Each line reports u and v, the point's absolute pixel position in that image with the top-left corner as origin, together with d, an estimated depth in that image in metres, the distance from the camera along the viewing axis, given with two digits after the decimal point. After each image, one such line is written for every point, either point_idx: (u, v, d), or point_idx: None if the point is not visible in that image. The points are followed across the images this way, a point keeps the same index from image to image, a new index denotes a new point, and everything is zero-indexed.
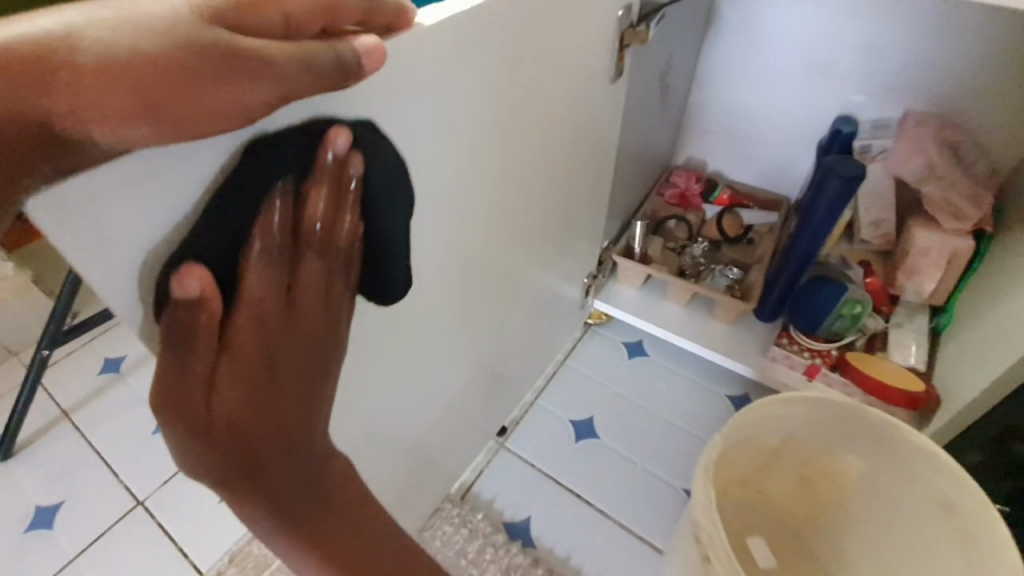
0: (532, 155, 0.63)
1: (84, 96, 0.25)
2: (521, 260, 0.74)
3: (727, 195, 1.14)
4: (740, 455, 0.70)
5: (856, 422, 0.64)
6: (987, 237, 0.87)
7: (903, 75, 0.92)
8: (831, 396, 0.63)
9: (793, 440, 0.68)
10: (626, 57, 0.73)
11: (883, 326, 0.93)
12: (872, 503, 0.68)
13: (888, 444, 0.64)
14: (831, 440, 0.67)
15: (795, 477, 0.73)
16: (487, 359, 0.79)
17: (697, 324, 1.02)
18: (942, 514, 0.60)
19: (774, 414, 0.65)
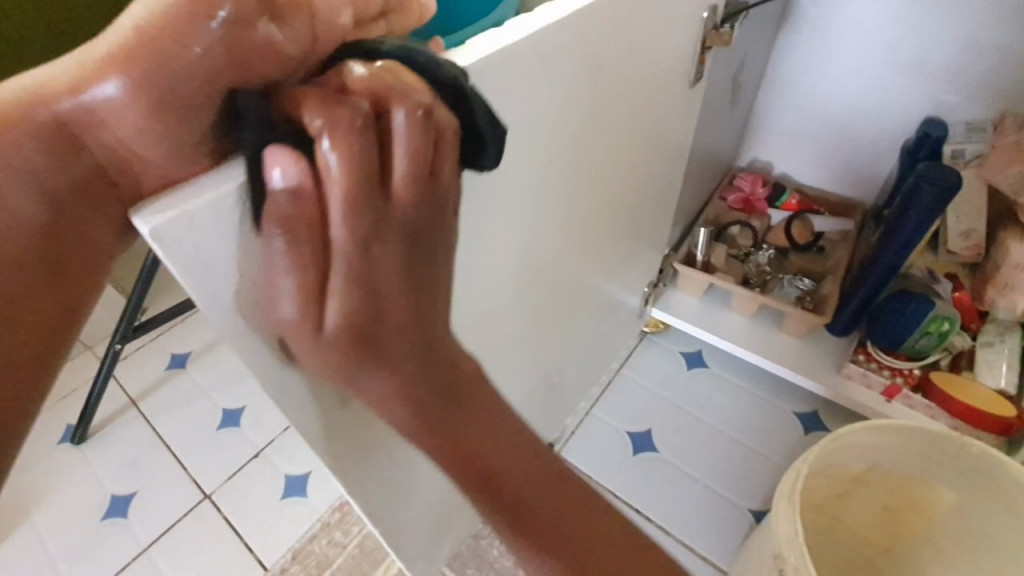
0: (611, 168, 0.61)
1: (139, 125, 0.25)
2: (590, 274, 0.72)
3: (796, 200, 1.09)
4: (822, 484, 0.66)
5: (951, 454, 0.60)
6: None
7: (1003, 72, 0.85)
8: (925, 426, 0.60)
9: (879, 468, 0.65)
10: (705, 60, 0.69)
11: (970, 344, 0.87)
12: (964, 538, 0.64)
13: (987, 479, 0.60)
14: (920, 470, 0.64)
15: (878, 506, 0.69)
16: (552, 371, 0.78)
17: (762, 336, 0.98)
18: None
19: (860, 443, 0.62)
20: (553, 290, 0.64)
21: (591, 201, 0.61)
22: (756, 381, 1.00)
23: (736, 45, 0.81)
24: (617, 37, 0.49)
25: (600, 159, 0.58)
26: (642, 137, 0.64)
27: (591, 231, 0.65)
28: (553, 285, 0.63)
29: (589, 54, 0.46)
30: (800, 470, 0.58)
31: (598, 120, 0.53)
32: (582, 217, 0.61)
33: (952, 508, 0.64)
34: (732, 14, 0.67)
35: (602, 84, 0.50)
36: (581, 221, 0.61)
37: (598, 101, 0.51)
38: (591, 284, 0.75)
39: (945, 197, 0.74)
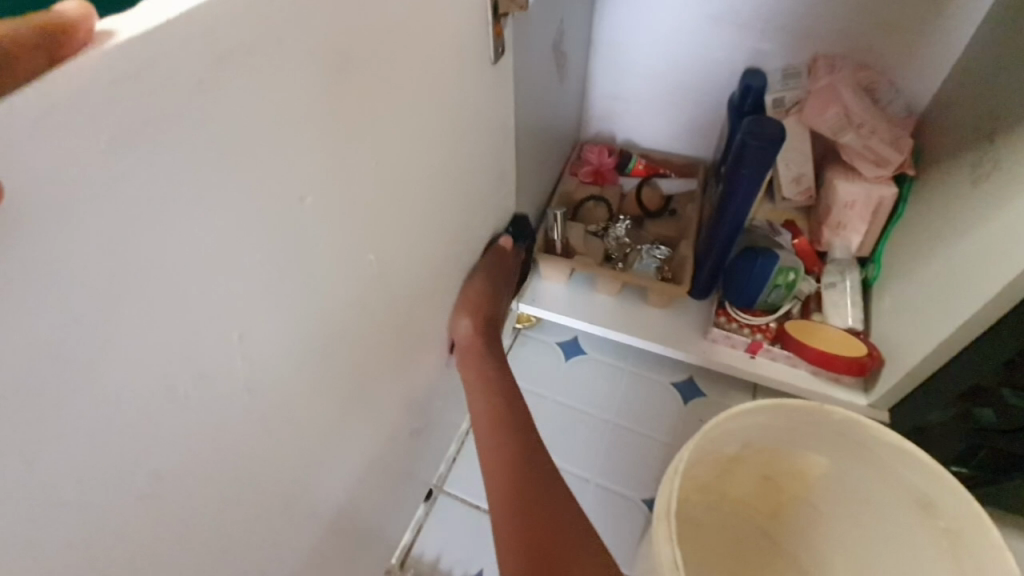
0: (407, 179, 0.50)
1: None
2: (422, 305, 0.61)
3: (643, 165, 1.09)
4: (697, 473, 0.63)
5: (816, 422, 0.57)
6: (909, 179, 0.84)
7: (807, 15, 0.85)
8: (788, 400, 0.56)
9: (752, 446, 0.61)
10: (506, 32, 0.59)
11: (815, 287, 0.89)
12: (844, 501, 0.62)
13: (854, 441, 0.57)
14: (790, 441, 0.60)
15: (759, 478, 0.66)
16: (413, 415, 0.67)
17: (631, 313, 0.95)
18: (927, 514, 0.54)
19: (731, 428, 0.57)
20: (372, 338, 0.53)
21: (392, 224, 0.50)
22: (633, 359, 0.98)
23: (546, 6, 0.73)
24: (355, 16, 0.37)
25: (386, 173, 0.46)
26: (441, 134, 0.53)
27: (408, 256, 0.54)
28: (372, 332, 0.52)
29: (315, 37, 0.34)
30: (676, 475, 0.53)
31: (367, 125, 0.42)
32: (386, 246, 0.50)
33: (827, 471, 0.61)
34: None
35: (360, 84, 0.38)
36: (386, 250, 0.50)
37: (354, 104, 0.39)
38: (432, 308, 0.64)
39: (771, 151, 0.74)
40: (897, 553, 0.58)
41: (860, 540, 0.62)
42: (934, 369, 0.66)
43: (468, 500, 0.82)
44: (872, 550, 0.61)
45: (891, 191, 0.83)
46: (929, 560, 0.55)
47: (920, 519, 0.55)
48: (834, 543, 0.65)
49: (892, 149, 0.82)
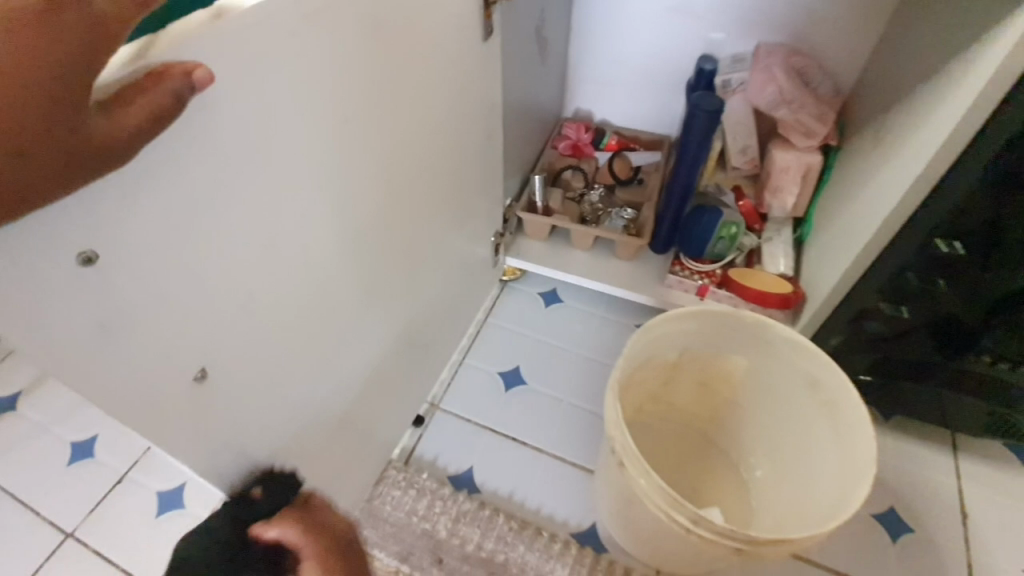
0: (417, 127, 0.64)
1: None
2: (426, 235, 0.76)
3: (615, 141, 1.25)
4: (644, 375, 0.78)
5: (734, 327, 0.72)
6: (834, 150, 1.00)
7: (753, 10, 1.00)
8: (712, 307, 0.71)
9: (688, 352, 0.77)
10: (495, 16, 0.74)
11: (756, 241, 1.04)
12: (761, 396, 0.77)
13: (764, 342, 0.72)
14: (717, 347, 0.76)
15: (696, 384, 0.81)
16: (416, 327, 0.82)
17: (601, 265, 1.11)
18: (816, 395, 0.69)
19: (668, 331, 0.72)
20: (386, 252, 0.67)
21: (404, 160, 0.64)
22: (602, 305, 1.14)
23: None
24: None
25: (402, 118, 0.60)
26: (443, 94, 0.67)
27: (416, 191, 0.69)
28: (386, 247, 0.66)
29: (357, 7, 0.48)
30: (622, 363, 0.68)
31: (391, 78, 0.56)
32: (399, 178, 0.64)
33: (745, 371, 0.77)
34: None
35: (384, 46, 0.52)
36: (399, 180, 0.64)
37: (382, 60, 0.53)
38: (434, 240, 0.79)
39: (714, 119, 0.89)
40: (796, 431, 0.74)
41: (772, 427, 0.77)
42: (837, 299, 0.81)
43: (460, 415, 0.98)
44: (781, 434, 0.76)
45: (818, 159, 0.98)
46: (819, 433, 0.70)
47: (810, 398, 0.70)
48: (754, 435, 0.81)
49: (818, 123, 0.97)
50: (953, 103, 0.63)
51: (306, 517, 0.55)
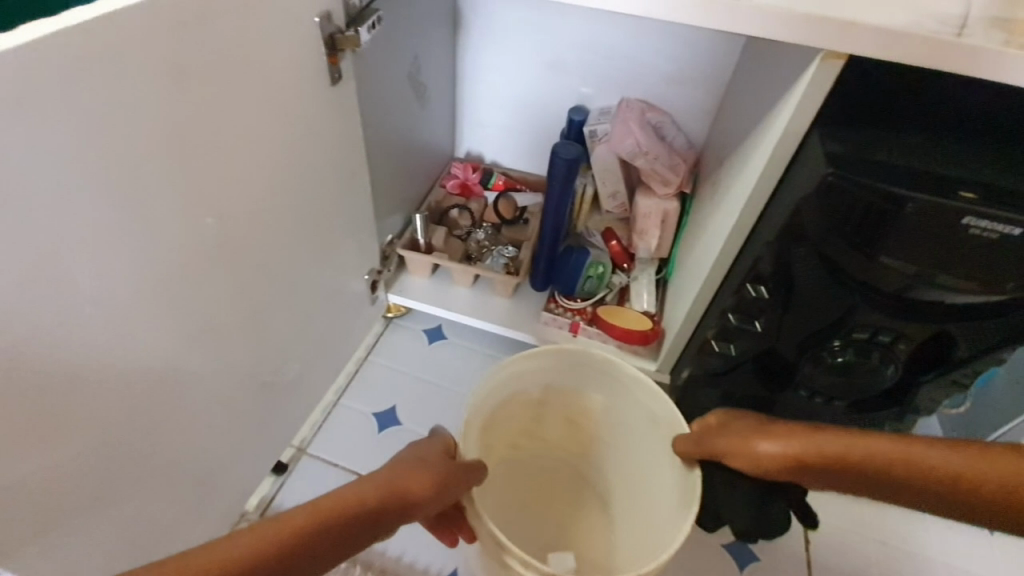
0: (251, 171, 0.64)
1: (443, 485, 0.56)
2: (274, 275, 0.75)
3: (502, 181, 1.30)
4: (507, 413, 0.79)
5: (588, 364, 0.75)
6: (689, 197, 1.10)
7: (614, 69, 1.11)
8: (565, 346, 0.73)
9: (551, 389, 0.79)
10: (344, 62, 0.75)
11: (626, 280, 1.11)
12: (618, 431, 0.80)
13: (615, 380, 0.75)
14: (577, 384, 0.78)
15: (562, 420, 0.83)
16: (266, 368, 0.79)
17: (481, 303, 1.13)
18: (658, 430, 0.72)
19: (526, 369, 0.74)
20: (217, 293, 0.66)
21: (236, 204, 0.64)
22: (485, 342, 1.15)
23: (394, 43, 0.89)
24: (182, 41, 0.50)
25: (223, 160, 0.60)
26: (280, 138, 0.67)
27: (251, 233, 0.68)
28: (215, 290, 0.65)
29: (153, 56, 0.48)
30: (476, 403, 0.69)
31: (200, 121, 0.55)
32: (229, 221, 0.63)
33: (602, 407, 0.79)
34: (355, 20, 0.74)
35: (192, 91, 0.53)
36: (228, 223, 0.63)
37: (184, 103, 0.53)
38: (287, 281, 0.78)
39: (573, 167, 0.95)
40: (646, 462, 0.76)
41: (631, 463, 0.79)
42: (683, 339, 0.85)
43: (326, 461, 0.97)
44: (637, 470, 0.79)
45: (674, 205, 1.07)
46: (663, 469, 0.72)
47: (655, 434, 0.73)
48: (615, 467, 0.83)
49: (672, 172, 1.06)
50: (753, 161, 0.71)
51: (427, 464, 0.56)
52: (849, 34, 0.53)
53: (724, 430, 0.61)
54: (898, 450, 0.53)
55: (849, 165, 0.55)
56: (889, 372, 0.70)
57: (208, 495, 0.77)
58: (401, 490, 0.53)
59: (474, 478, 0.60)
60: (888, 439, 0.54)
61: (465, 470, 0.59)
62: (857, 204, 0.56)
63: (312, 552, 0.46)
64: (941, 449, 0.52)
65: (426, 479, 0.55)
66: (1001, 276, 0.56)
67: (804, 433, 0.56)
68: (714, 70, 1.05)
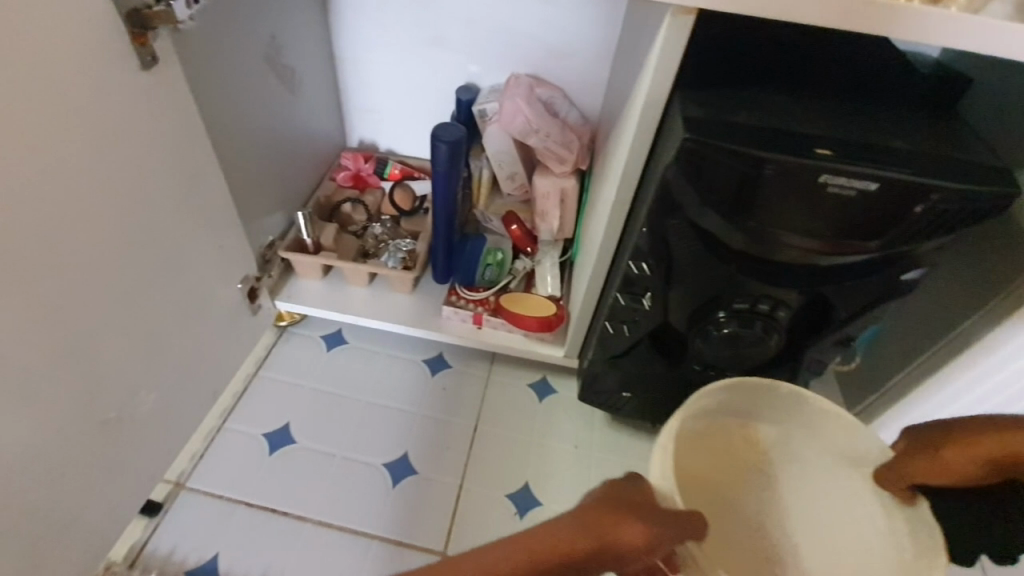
0: (34, 175, 0.54)
1: (650, 536, 0.47)
2: (103, 296, 0.65)
3: (398, 170, 1.20)
4: (688, 445, 0.73)
5: (768, 393, 0.69)
6: (587, 174, 1.06)
7: (499, 43, 1.05)
8: (770, 382, 0.67)
9: (716, 419, 0.74)
10: (159, 40, 0.64)
11: (530, 264, 1.06)
12: (791, 467, 0.73)
13: (795, 411, 0.69)
14: (750, 413, 0.73)
15: (711, 455, 0.75)
16: (111, 402, 0.69)
17: (379, 302, 1.05)
18: (856, 465, 0.66)
19: (713, 401, 0.68)
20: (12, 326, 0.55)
21: (18, 218, 0.53)
22: (389, 343, 1.08)
23: (235, 22, 0.79)
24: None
25: None
26: (74, 133, 0.57)
27: (53, 248, 0.57)
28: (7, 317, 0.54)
29: None
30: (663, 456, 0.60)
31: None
32: (10, 238, 0.53)
33: (770, 443, 0.74)
34: None
35: None
36: (10, 241, 0.53)
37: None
38: (124, 301, 0.68)
39: (456, 150, 0.89)
40: (844, 508, 0.68)
41: (817, 511, 0.70)
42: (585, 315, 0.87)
43: (209, 493, 0.87)
44: (822, 517, 0.70)
45: (572, 183, 1.03)
46: (868, 507, 0.65)
47: (851, 470, 0.67)
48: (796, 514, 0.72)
49: (565, 148, 1.02)
50: (625, 131, 0.67)
51: (640, 513, 0.48)
52: None
53: (907, 454, 0.57)
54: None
55: (706, 130, 0.52)
56: (774, 341, 0.68)
57: (53, 553, 0.67)
58: (607, 545, 0.46)
59: (685, 534, 0.49)
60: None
61: (671, 524, 0.49)
62: (721, 172, 0.53)
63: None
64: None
65: (638, 534, 0.47)
66: (860, 235, 0.55)
67: (942, 451, 0.54)
68: (600, 39, 1.01)
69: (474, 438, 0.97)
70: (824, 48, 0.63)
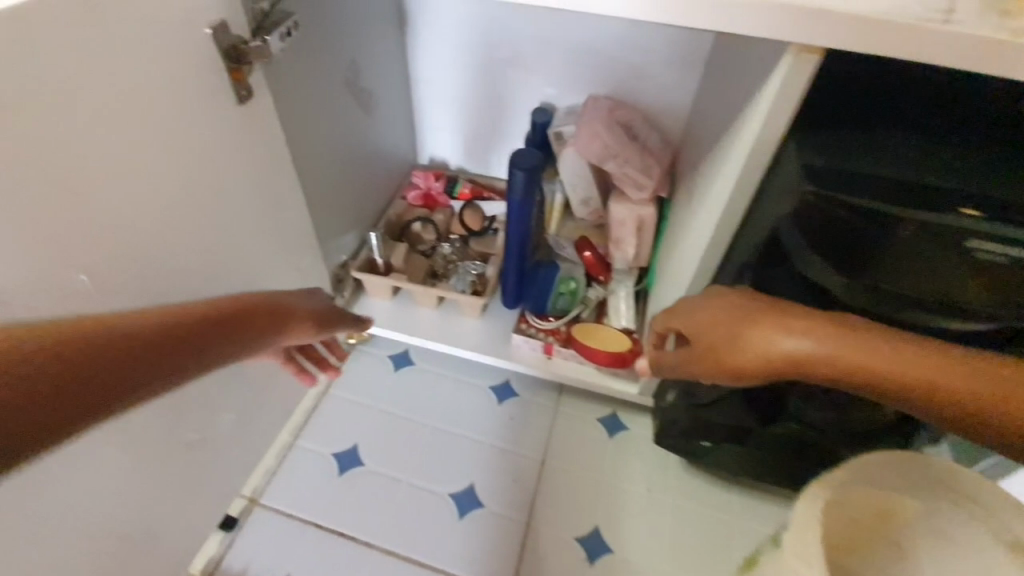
0: (139, 215, 0.54)
1: (332, 318, 0.61)
2: None
3: (468, 189, 1.19)
4: (839, 516, 0.56)
5: (912, 465, 0.51)
6: (665, 201, 1.02)
7: (577, 64, 1.01)
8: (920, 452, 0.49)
9: (874, 494, 0.54)
10: (253, 75, 0.64)
11: (603, 293, 1.03)
12: (932, 548, 0.54)
13: (925, 482, 0.51)
14: (910, 490, 0.53)
15: (874, 516, 0.57)
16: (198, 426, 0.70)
17: (448, 326, 1.05)
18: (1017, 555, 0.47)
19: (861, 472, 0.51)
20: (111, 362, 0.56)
21: (123, 257, 0.54)
22: (456, 366, 1.08)
23: (320, 49, 0.79)
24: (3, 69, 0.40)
25: (88, 204, 0.49)
26: (177, 174, 0.57)
27: (152, 283, 0.58)
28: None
29: None
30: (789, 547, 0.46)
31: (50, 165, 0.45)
32: (117, 276, 0.54)
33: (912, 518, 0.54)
34: (263, 25, 0.64)
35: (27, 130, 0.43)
36: (114, 280, 0.54)
37: (22, 145, 0.43)
38: None
39: (534, 177, 0.87)
40: None
41: None
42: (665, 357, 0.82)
43: (281, 512, 0.89)
44: None
45: (650, 210, 0.98)
46: None
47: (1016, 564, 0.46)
48: None
49: (646, 174, 0.98)
50: (727, 169, 0.61)
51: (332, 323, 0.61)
52: (822, 24, 0.46)
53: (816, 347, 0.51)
54: (900, 369, 0.44)
55: (832, 183, 0.49)
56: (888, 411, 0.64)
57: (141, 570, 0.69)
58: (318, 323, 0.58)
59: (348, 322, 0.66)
60: (814, 331, 0.45)
61: (351, 319, 0.67)
62: (842, 228, 0.50)
63: (149, 369, 0.37)
64: (991, 381, 0.42)
65: (272, 315, 0.50)
66: (970, 294, 0.49)
67: (746, 328, 0.48)
68: (688, 59, 0.95)
69: (542, 473, 0.95)
70: (997, 93, 0.56)
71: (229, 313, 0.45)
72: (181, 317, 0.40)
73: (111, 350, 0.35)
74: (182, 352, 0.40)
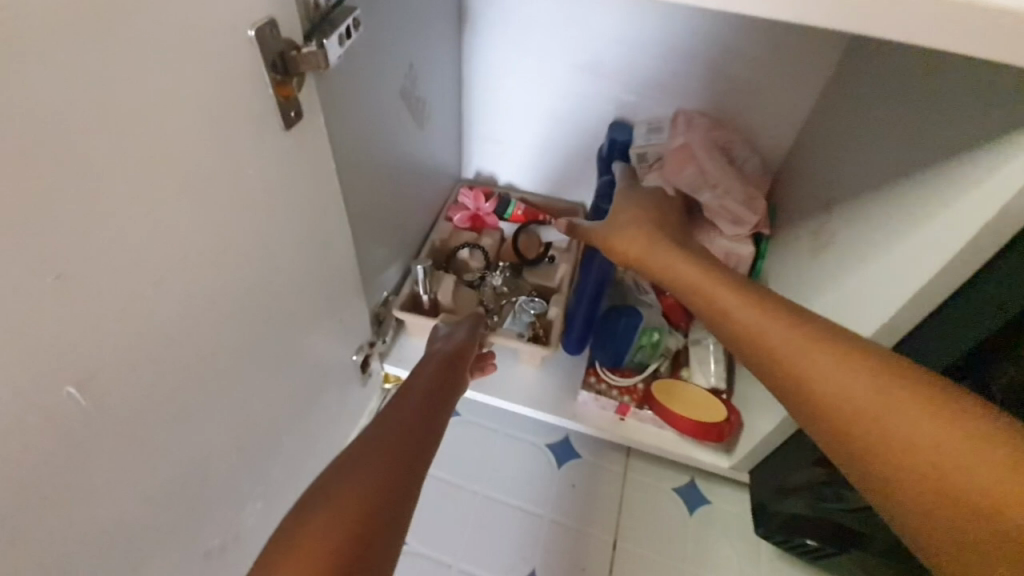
0: (166, 294, 0.39)
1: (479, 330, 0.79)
2: (233, 407, 0.52)
3: (523, 210, 1.03)
4: None
5: None
6: (765, 239, 0.88)
7: (666, 73, 0.85)
8: None
9: None
10: (304, 89, 0.49)
11: (683, 342, 0.90)
12: None
13: None
14: None
15: None
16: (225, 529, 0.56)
17: (502, 375, 0.91)
18: None
19: None
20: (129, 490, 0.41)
21: (146, 355, 0.39)
22: (508, 418, 0.94)
23: (376, 52, 0.63)
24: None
25: (97, 294, 0.34)
26: (216, 230, 0.42)
27: (181, 376, 0.43)
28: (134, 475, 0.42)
29: None
30: None
31: (42, 255, 0.30)
32: (138, 378, 0.39)
33: None
34: (319, 25, 0.48)
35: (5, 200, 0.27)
36: (133, 386, 0.39)
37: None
38: (251, 408, 0.55)
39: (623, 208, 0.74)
40: None
41: None
42: (786, 434, 0.70)
43: None
44: None
45: (749, 250, 0.84)
46: None
47: None
48: None
49: (747, 209, 0.83)
50: (934, 240, 0.49)
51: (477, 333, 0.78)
52: None
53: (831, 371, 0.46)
54: (876, 399, 0.39)
55: None
56: None
57: None
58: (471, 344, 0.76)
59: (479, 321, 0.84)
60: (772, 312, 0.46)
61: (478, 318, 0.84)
62: None
63: (392, 511, 0.42)
64: (966, 443, 0.36)
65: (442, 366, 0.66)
66: None
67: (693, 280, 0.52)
68: (807, 75, 0.80)
69: (615, 556, 0.82)
70: None
71: (411, 416, 0.52)
72: (388, 457, 0.46)
73: (364, 522, 0.40)
74: (402, 493, 0.44)
